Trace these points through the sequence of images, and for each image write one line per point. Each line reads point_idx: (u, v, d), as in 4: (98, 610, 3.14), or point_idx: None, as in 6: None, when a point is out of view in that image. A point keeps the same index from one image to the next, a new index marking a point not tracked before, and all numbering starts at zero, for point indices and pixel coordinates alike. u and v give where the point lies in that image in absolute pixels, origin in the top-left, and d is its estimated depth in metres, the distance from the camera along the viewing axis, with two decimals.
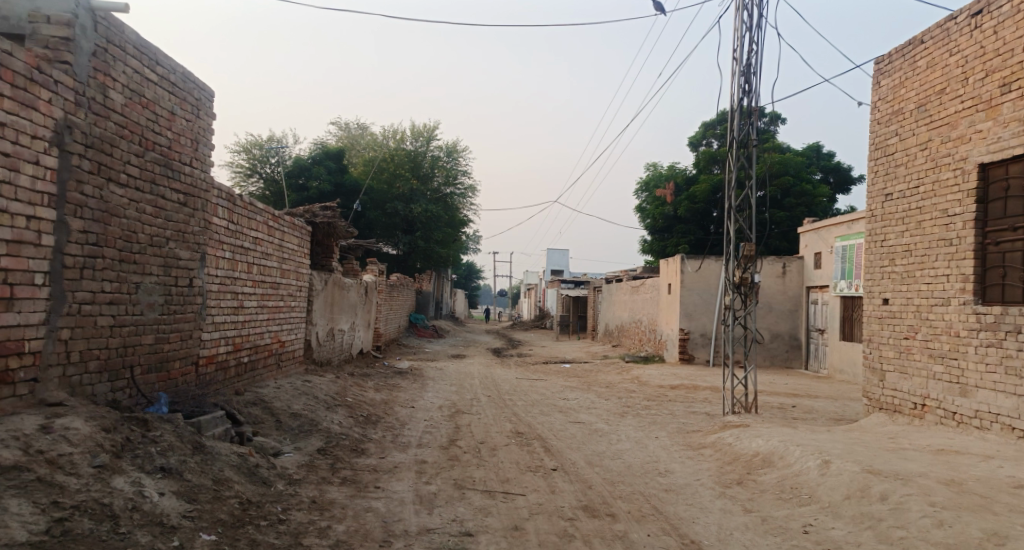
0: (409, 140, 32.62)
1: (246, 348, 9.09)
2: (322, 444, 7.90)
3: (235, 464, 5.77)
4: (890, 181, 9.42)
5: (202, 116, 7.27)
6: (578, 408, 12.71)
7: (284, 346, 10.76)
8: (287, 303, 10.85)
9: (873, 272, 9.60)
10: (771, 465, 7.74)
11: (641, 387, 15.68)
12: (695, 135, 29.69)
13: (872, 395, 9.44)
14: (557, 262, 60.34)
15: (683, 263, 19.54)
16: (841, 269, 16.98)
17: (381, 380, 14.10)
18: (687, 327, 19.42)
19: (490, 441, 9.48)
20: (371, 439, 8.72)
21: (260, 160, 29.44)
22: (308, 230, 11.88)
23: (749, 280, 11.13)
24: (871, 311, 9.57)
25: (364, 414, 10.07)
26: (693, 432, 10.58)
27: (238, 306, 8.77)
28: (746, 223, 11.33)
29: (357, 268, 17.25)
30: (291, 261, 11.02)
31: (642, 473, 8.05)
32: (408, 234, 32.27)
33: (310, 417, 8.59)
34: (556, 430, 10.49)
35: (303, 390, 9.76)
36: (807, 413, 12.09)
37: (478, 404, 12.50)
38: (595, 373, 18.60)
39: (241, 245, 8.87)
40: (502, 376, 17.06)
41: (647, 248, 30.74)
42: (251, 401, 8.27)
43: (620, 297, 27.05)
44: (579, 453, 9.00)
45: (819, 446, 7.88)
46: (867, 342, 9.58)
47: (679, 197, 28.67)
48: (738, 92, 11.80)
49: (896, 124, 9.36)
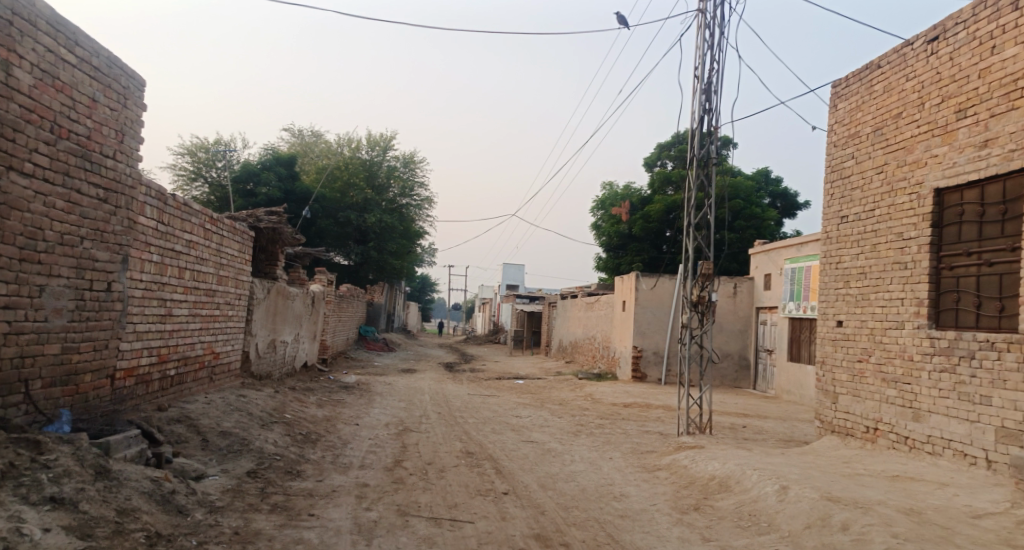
0: (365, 148, 31.99)
1: (172, 360, 8.47)
2: (252, 466, 7.31)
3: (145, 490, 5.22)
4: (845, 204, 9.23)
5: (129, 105, 6.71)
6: (530, 426, 12.27)
7: (218, 358, 10.10)
8: (224, 312, 10.19)
9: (827, 294, 9.39)
10: (728, 490, 7.41)
11: (593, 405, 15.34)
12: (651, 155, 29.68)
13: (824, 417, 9.23)
14: (512, 277, 60.10)
15: (639, 281, 19.34)
16: (790, 291, 16.98)
17: (324, 396, 13.44)
18: (641, 344, 19.20)
19: (439, 462, 8.97)
20: (308, 460, 8.13)
21: (205, 163, 28.47)
22: (249, 235, 11.25)
23: (706, 299, 10.91)
24: (825, 332, 9.38)
25: (302, 432, 9.46)
26: (648, 453, 10.23)
27: (165, 314, 8.15)
28: (704, 242, 11.08)
29: (303, 278, 16.59)
30: (230, 268, 10.39)
31: (596, 497, 7.65)
32: (359, 244, 31.58)
33: (240, 435, 7.97)
34: (506, 450, 10.03)
35: (236, 406, 9.12)
36: (759, 434, 11.88)
37: (427, 422, 11.96)
38: (548, 390, 18.22)
39: (172, 248, 8.25)
40: (453, 392, 16.54)
41: (601, 266, 30.61)
42: (175, 418, 7.65)
43: (575, 313, 26.80)
44: (532, 476, 8.55)
45: (776, 470, 7.58)
46: (820, 364, 9.38)
47: (634, 216, 28.60)
48: (698, 109, 11.59)
49: (853, 147, 9.17)
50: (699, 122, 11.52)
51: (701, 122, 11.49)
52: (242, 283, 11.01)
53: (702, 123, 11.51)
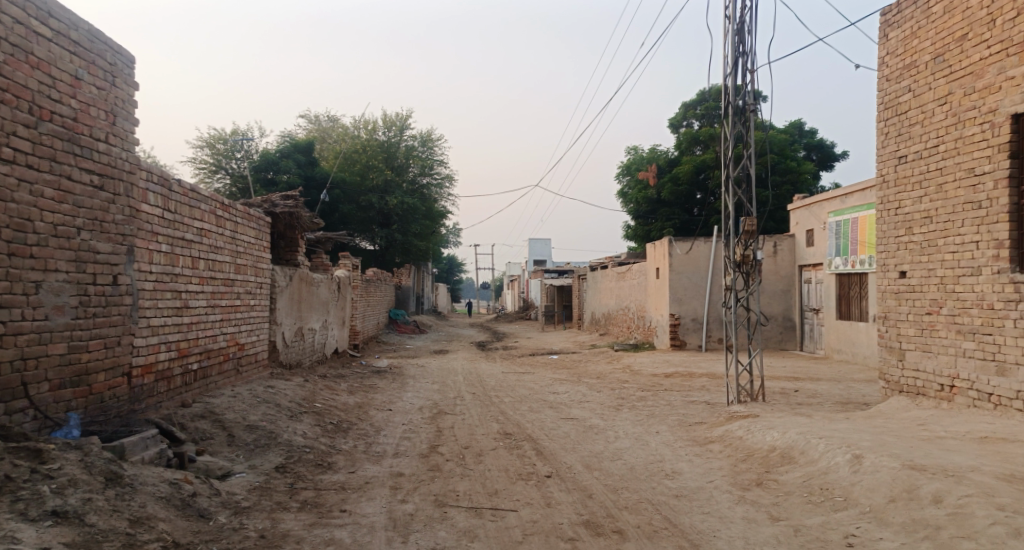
0: (382, 130, 31.56)
1: (193, 354, 8.09)
2: (281, 460, 6.90)
3: (162, 495, 4.81)
4: (903, 142, 8.51)
5: (117, 84, 6.33)
6: (569, 402, 11.77)
7: (243, 350, 9.72)
8: (245, 302, 9.79)
9: (887, 243, 8.71)
10: (792, 462, 6.83)
11: (633, 377, 14.77)
12: (675, 116, 28.70)
13: (891, 377, 8.61)
14: (539, 253, 59.55)
15: (671, 246, 18.64)
16: (836, 245, 16.17)
17: (357, 382, 13.07)
18: (678, 311, 18.55)
19: (476, 445, 8.52)
20: (339, 451, 7.70)
21: (225, 155, 28.20)
22: (266, 220, 10.83)
23: (751, 258, 10.19)
24: (886, 286, 8.71)
25: (334, 421, 9.05)
26: (697, 424, 9.67)
27: (181, 306, 7.76)
28: (746, 197, 10.38)
29: (327, 263, 16.14)
30: (248, 256, 9.96)
31: (648, 476, 7.13)
32: (384, 227, 31.25)
33: (267, 428, 7.57)
34: (546, 429, 9.53)
35: (264, 398, 8.74)
36: (811, 398, 11.28)
37: (462, 403, 11.53)
38: (584, 364, 17.72)
39: (181, 236, 7.83)
40: (487, 371, 16.12)
41: (630, 234, 29.87)
42: (199, 413, 7.28)
43: (606, 284, 26.19)
44: (576, 455, 8.05)
45: (844, 437, 6.98)
46: (883, 319, 8.73)
47: (662, 180, 27.78)
48: (733, 52, 10.85)
49: (909, 79, 8.43)
50: (733, 66, 10.80)
51: (736, 69, 10.79)
52: (262, 271, 10.59)
53: (736, 69, 10.80)
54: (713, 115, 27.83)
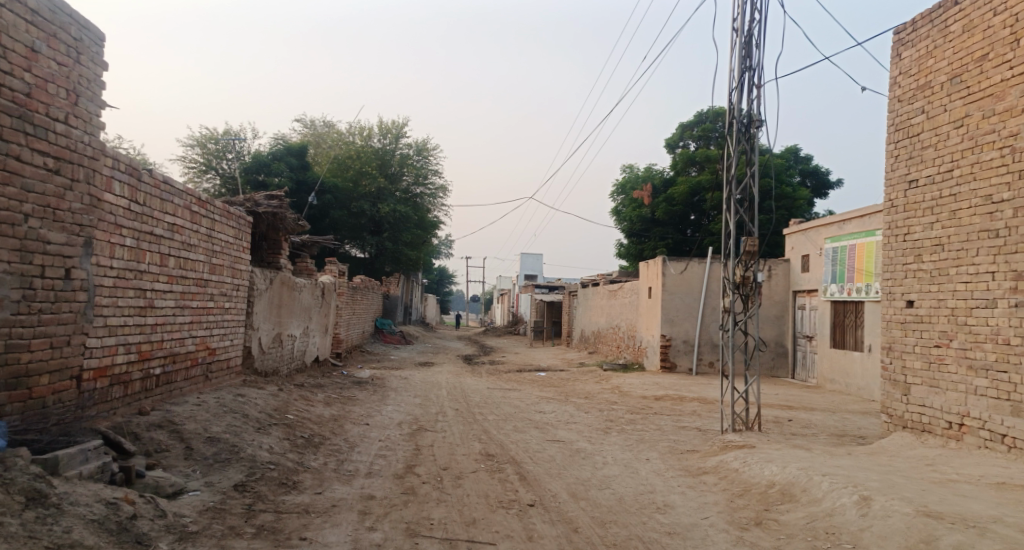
0: (376, 136, 31.10)
1: (157, 358, 7.54)
2: (240, 478, 6.34)
3: (94, 518, 4.35)
4: (914, 166, 8.12)
5: (82, 61, 5.92)
6: (555, 423, 11.25)
7: (214, 355, 9.17)
8: (219, 304, 9.24)
9: (893, 270, 8.29)
10: (794, 500, 6.36)
11: (622, 399, 14.28)
12: (672, 136, 28.38)
13: (893, 411, 8.16)
14: (531, 268, 59.10)
15: (666, 266, 18.20)
16: (832, 272, 15.78)
17: (335, 392, 12.53)
18: (669, 332, 18.10)
19: (455, 467, 7.98)
20: (307, 469, 7.15)
21: (215, 155, 27.63)
22: (247, 220, 10.31)
23: (751, 280, 9.74)
24: (891, 315, 8.27)
25: (305, 435, 8.49)
26: (689, 453, 9.17)
27: (146, 305, 7.23)
28: (747, 216, 9.93)
29: (311, 268, 15.61)
30: (224, 256, 9.42)
31: (638, 509, 6.62)
32: (374, 235, 30.76)
33: (230, 441, 7.02)
34: (531, 452, 9.00)
35: (231, 407, 8.17)
36: (806, 428, 10.82)
37: (443, 420, 10.97)
38: (571, 382, 17.22)
39: (149, 231, 7.31)
40: (471, 386, 15.58)
41: (623, 252, 29.49)
42: (156, 422, 6.74)
43: (597, 302, 25.70)
44: (560, 482, 7.53)
45: (850, 475, 6.50)
46: (886, 351, 8.30)
47: (657, 200, 27.44)
48: (740, 65, 10.50)
49: (924, 100, 8.02)
50: (740, 79, 10.44)
51: (743, 84, 10.44)
52: (240, 273, 10.04)
53: (743, 83, 10.44)
54: (710, 137, 27.57)
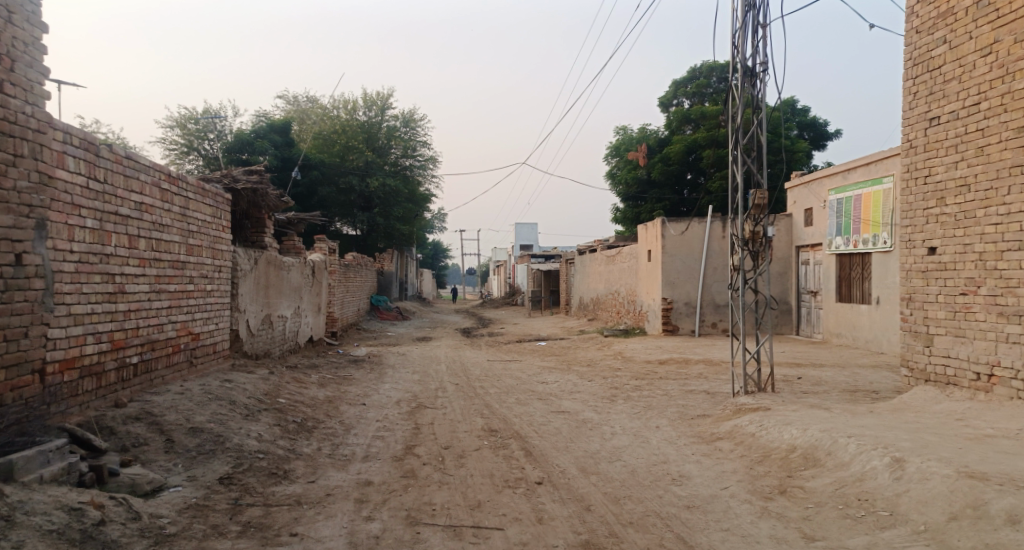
0: (362, 109, 30.33)
1: (133, 346, 7.07)
2: (227, 470, 5.91)
3: (52, 528, 4.04)
4: (934, 102, 8.08)
5: (14, 22, 5.61)
6: (559, 393, 10.85)
7: (198, 340, 8.69)
8: (200, 287, 8.74)
9: (914, 215, 8.29)
10: (819, 465, 6.03)
11: (625, 364, 13.89)
12: (665, 94, 27.74)
13: (914, 364, 8.19)
14: (526, 238, 58.55)
15: (665, 226, 17.73)
16: (836, 225, 15.34)
17: (330, 372, 12.09)
18: (671, 295, 17.70)
19: (457, 445, 7.58)
20: (300, 456, 6.73)
21: (197, 135, 26.91)
22: (226, 197, 9.77)
23: (760, 235, 9.29)
24: (912, 264, 8.28)
25: (297, 419, 8.06)
26: (700, 418, 8.77)
27: (116, 291, 6.75)
28: (755, 167, 9.45)
29: (299, 246, 15.11)
30: (202, 237, 8.90)
31: (653, 482, 6.23)
32: (365, 211, 30.15)
33: (215, 431, 6.57)
34: (536, 425, 8.59)
35: (217, 394, 7.70)
36: (817, 386, 10.46)
37: (444, 395, 10.57)
38: (573, 350, 16.86)
39: (114, 211, 6.81)
40: (471, 359, 15.20)
41: (619, 217, 29.01)
42: (133, 415, 6.28)
43: (595, 268, 25.25)
44: (568, 456, 7.14)
45: (878, 436, 6.12)
46: (908, 301, 8.31)
47: (652, 160, 26.90)
48: (742, 5, 9.97)
49: (945, 28, 7.94)
50: (743, 20, 9.93)
51: (746, 25, 9.93)
52: (221, 253, 9.52)
53: (746, 24, 9.94)
54: (705, 93, 26.93)
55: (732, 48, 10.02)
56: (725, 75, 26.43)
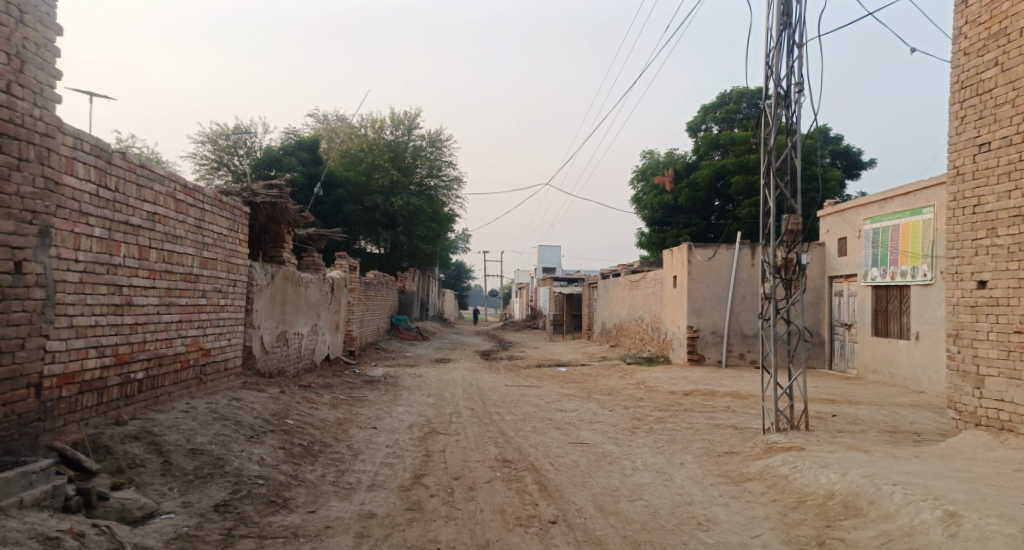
0: (389, 128, 30.23)
1: (138, 361, 6.79)
2: (223, 497, 5.57)
3: None
4: (984, 127, 7.62)
5: (26, 22, 5.39)
6: (579, 422, 10.40)
7: (208, 356, 8.39)
8: (213, 301, 8.44)
9: (961, 246, 7.80)
10: (860, 515, 5.57)
11: (648, 394, 13.39)
12: (693, 119, 27.39)
13: (963, 407, 7.68)
14: (550, 260, 58.19)
15: (692, 253, 17.26)
16: (872, 255, 14.78)
17: (344, 393, 11.76)
18: (697, 323, 17.17)
19: (469, 475, 7.18)
20: (301, 483, 6.36)
21: (227, 151, 26.97)
22: (244, 210, 9.51)
23: (794, 262, 8.82)
24: (959, 298, 7.80)
25: (303, 442, 7.70)
26: (728, 455, 8.27)
27: (122, 303, 6.48)
28: (789, 190, 9.00)
29: (318, 263, 14.87)
30: (218, 250, 8.62)
31: (677, 526, 5.77)
32: (389, 229, 30.00)
33: (215, 453, 6.24)
34: (553, 456, 8.15)
35: (223, 413, 7.38)
36: (851, 424, 9.91)
37: (458, 421, 10.17)
38: (595, 377, 16.37)
39: (124, 221, 6.56)
40: (490, 383, 14.81)
41: (644, 242, 28.56)
42: (132, 433, 5.97)
43: (619, 293, 24.76)
44: (586, 492, 6.70)
45: (926, 486, 5.64)
46: (954, 338, 7.83)
47: (679, 185, 26.47)
48: (778, 23, 9.60)
49: (997, 49, 7.50)
50: (778, 39, 9.56)
51: (781, 43, 9.56)
52: (237, 268, 9.23)
53: (782, 43, 9.55)
54: (734, 119, 26.51)
55: (766, 68, 9.64)
56: (755, 102, 26.01)
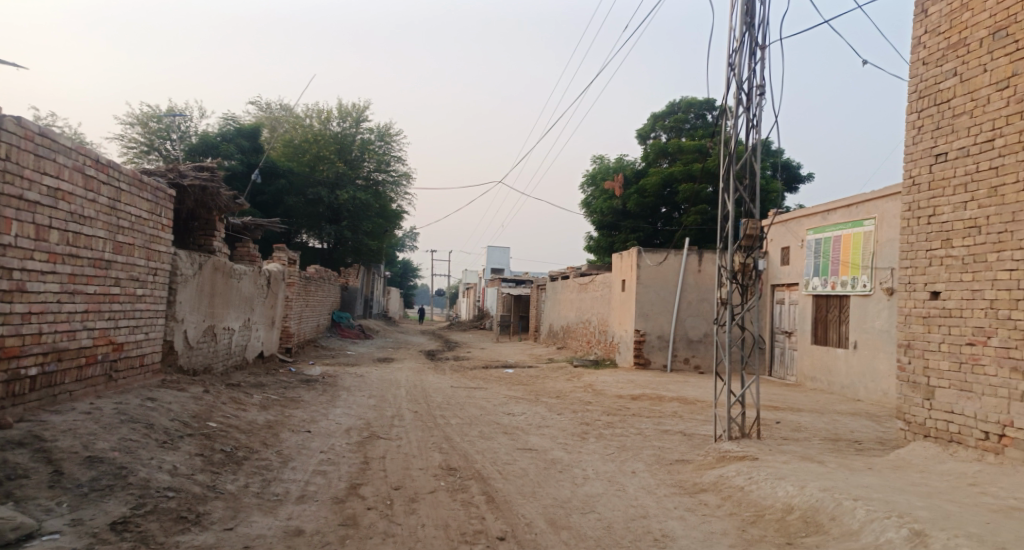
0: (335, 119, 29.29)
1: (32, 356, 6.10)
2: (122, 513, 4.96)
3: None
4: (942, 137, 7.49)
5: None
6: (526, 427, 9.95)
7: (120, 351, 7.63)
8: (127, 290, 7.68)
9: (915, 256, 7.64)
10: (823, 532, 5.28)
11: (596, 398, 13.05)
12: (643, 126, 27.33)
13: (912, 418, 7.52)
14: (498, 261, 57.77)
15: (642, 256, 17.04)
16: (814, 265, 14.75)
17: (277, 393, 11.03)
18: (644, 327, 16.97)
19: (410, 485, 6.64)
20: (219, 495, 5.73)
21: (159, 134, 25.68)
22: (170, 193, 8.75)
23: (751, 267, 8.55)
24: (911, 308, 7.63)
25: (226, 448, 7.05)
26: (679, 464, 7.94)
27: (11, 288, 5.83)
28: (749, 194, 8.72)
29: (253, 255, 14.06)
30: (136, 234, 7.86)
31: (631, 542, 5.37)
32: (333, 223, 29.06)
33: (117, 461, 5.58)
34: (499, 464, 7.68)
35: (133, 416, 6.67)
36: (799, 432, 9.73)
37: (399, 425, 9.59)
38: (541, 379, 15.97)
39: (19, 195, 5.92)
40: (433, 384, 14.26)
41: (592, 247, 28.37)
42: (17, 438, 5.31)
43: (567, 295, 24.45)
44: (536, 504, 6.26)
45: (890, 501, 5.39)
46: (904, 348, 7.66)
47: (628, 191, 26.36)
48: (741, 22, 9.37)
49: (956, 60, 7.37)
50: (741, 38, 9.33)
51: (744, 43, 9.33)
52: (159, 255, 8.46)
53: (745, 43, 9.33)
54: (682, 127, 26.52)
55: (729, 66, 9.40)
56: (705, 111, 26.10)
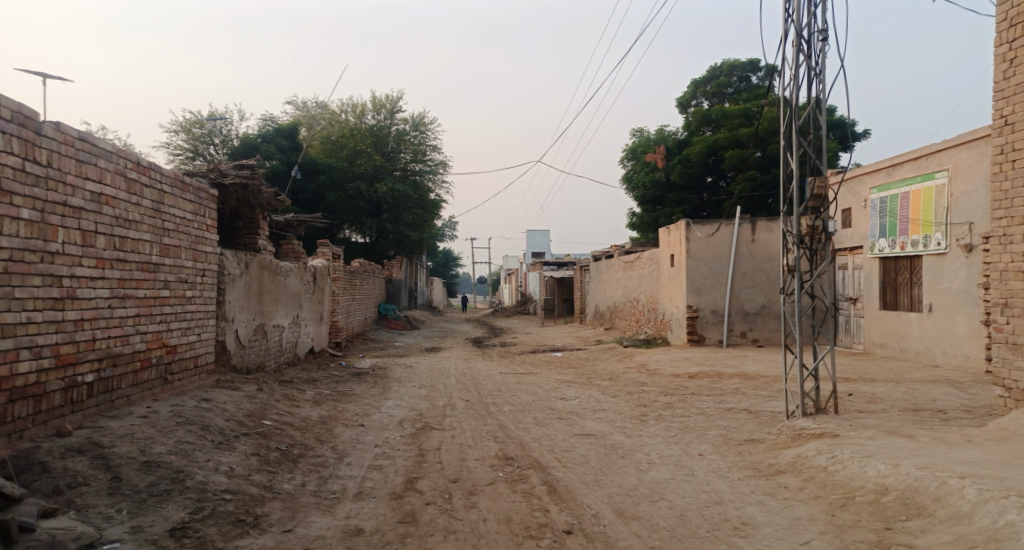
0: (370, 112, 29.22)
1: (87, 362, 5.99)
2: (181, 518, 4.80)
3: None
4: None
5: None
6: (582, 412, 9.62)
7: (174, 353, 7.53)
8: (177, 292, 7.57)
9: (1012, 204, 7.09)
10: (924, 515, 4.85)
11: (652, 378, 12.66)
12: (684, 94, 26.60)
13: (1014, 383, 6.99)
14: (539, 245, 57.39)
15: (691, 229, 16.50)
16: (879, 225, 14.06)
17: (328, 388, 10.92)
18: (696, 303, 16.44)
19: (469, 477, 6.39)
20: (277, 496, 5.56)
21: (202, 140, 25.94)
22: (213, 192, 8.61)
23: (819, 230, 8.01)
24: (1009, 262, 7.09)
25: (281, 446, 6.89)
26: (748, 444, 7.53)
27: (62, 296, 5.71)
28: (812, 152, 8.16)
29: (298, 250, 13.97)
30: (181, 236, 7.74)
31: (709, 532, 5.02)
32: (374, 217, 29.04)
33: (174, 465, 5.43)
34: (559, 452, 7.38)
35: (190, 417, 6.55)
36: (872, 404, 9.20)
37: (452, 414, 9.37)
38: (592, 362, 15.61)
39: (63, 201, 5.79)
40: (482, 372, 14.02)
41: (636, 222, 27.81)
42: (74, 446, 5.20)
43: (612, 275, 23.94)
44: (602, 493, 5.94)
45: (996, 478, 4.93)
46: (1003, 307, 7.13)
47: (671, 162, 25.75)
48: None
49: None
50: None
51: None
52: (206, 256, 8.34)
53: None
54: (725, 93, 25.73)
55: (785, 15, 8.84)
56: (747, 74, 25.28)
